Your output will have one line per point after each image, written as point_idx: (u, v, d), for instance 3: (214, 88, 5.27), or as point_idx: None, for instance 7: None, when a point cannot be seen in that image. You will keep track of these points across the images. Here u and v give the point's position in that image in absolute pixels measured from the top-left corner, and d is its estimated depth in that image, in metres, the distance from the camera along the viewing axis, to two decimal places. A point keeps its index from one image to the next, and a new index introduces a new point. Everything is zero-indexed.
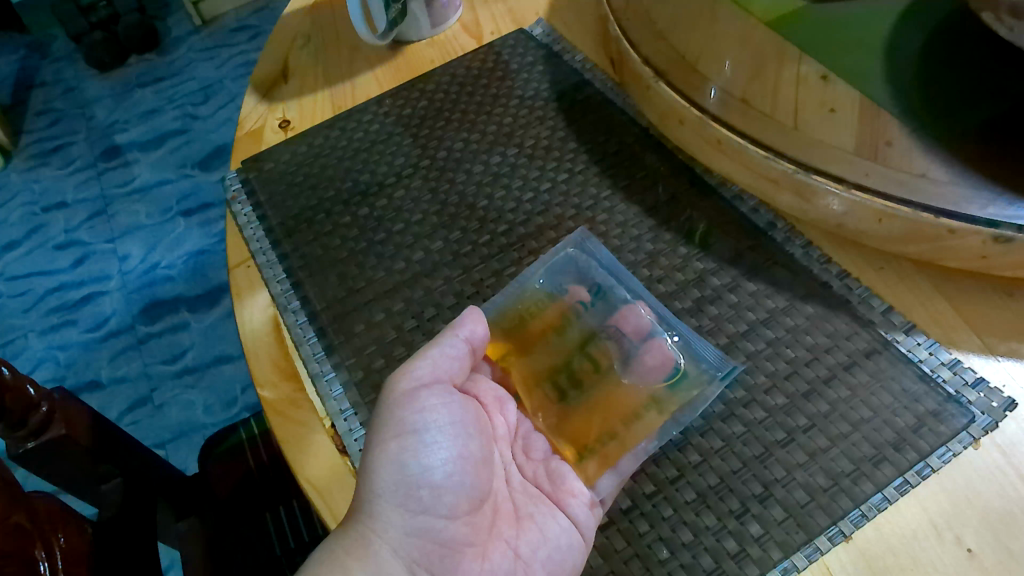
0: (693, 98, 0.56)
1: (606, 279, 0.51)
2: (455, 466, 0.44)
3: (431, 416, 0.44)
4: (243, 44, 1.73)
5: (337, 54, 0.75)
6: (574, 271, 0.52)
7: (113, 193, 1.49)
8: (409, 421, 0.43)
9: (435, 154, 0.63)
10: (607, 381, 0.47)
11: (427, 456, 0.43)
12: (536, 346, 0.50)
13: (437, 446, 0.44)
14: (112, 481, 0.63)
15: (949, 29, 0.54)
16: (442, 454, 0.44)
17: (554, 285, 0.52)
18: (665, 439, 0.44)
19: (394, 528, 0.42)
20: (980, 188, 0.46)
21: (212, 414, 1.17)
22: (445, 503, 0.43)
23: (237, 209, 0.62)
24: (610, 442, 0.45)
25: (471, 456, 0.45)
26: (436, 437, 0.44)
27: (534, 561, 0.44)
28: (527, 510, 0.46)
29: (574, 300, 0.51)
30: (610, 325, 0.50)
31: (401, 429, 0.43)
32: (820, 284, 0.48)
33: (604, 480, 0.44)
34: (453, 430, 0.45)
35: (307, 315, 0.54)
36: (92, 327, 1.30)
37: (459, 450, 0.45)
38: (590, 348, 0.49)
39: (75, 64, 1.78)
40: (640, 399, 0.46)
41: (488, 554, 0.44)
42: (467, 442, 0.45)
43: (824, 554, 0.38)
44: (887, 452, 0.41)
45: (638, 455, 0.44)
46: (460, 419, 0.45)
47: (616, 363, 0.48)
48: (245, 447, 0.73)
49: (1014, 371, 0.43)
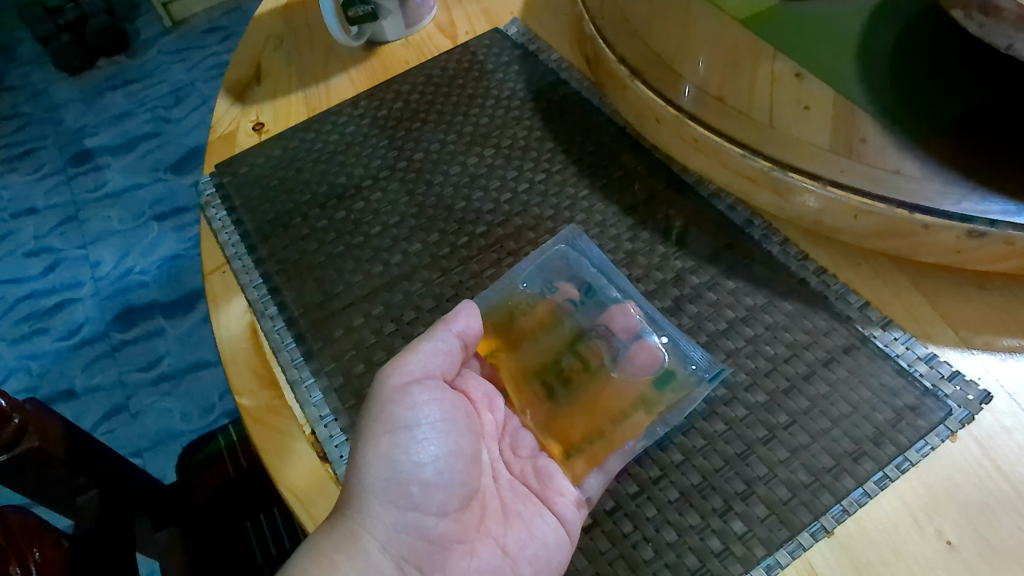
0: (668, 96, 0.57)
1: (596, 278, 0.51)
2: (446, 463, 0.44)
3: (423, 413, 0.44)
4: (214, 45, 1.71)
5: (311, 56, 0.74)
6: (565, 267, 0.52)
7: (84, 198, 1.47)
8: (400, 416, 0.43)
9: (412, 155, 0.62)
10: (596, 379, 0.47)
11: (418, 452, 0.43)
12: (525, 344, 0.50)
13: (429, 443, 0.43)
14: (88, 493, 0.61)
15: (920, 28, 0.54)
16: (433, 450, 0.43)
17: (544, 282, 0.51)
18: (655, 438, 0.44)
19: (385, 525, 0.42)
20: (953, 183, 0.46)
21: (190, 421, 1.16)
22: (435, 500, 0.43)
23: (211, 214, 0.61)
24: (597, 441, 0.45)
25: (462, 453, 0.45)
26: (427, 434, 0.44)
27: (521, 557, 0.44)
28: (514, 508, 0.46)
29: (563, 298, 0.51)
30: (599, 324, 0.49)
31: (393, 425, 0.43)
32: (797, 281, 0.49)
33: (591, 479, 0.44)
34: (444, 427, 0.44)
35: (285, 320, 0.53)
36: (65, 335, 1.27)
37: (450, 447, 0.44)
38: (578, 346, 0.49)
39: (42, 67, 1.75)
40: (628, 399, 0.46)
41: (477, 551, 0.44)
42: (458, 439, 0.45)
43: (807, 550, 0.39)
44: (867, 447, 0.41)
45: (626, 454, 0.44)
46: (452, 417, 0.45)
47: (606, 361, 0.48)
48: (223, 455, 0.72)
49: (989, 363, 0.43)
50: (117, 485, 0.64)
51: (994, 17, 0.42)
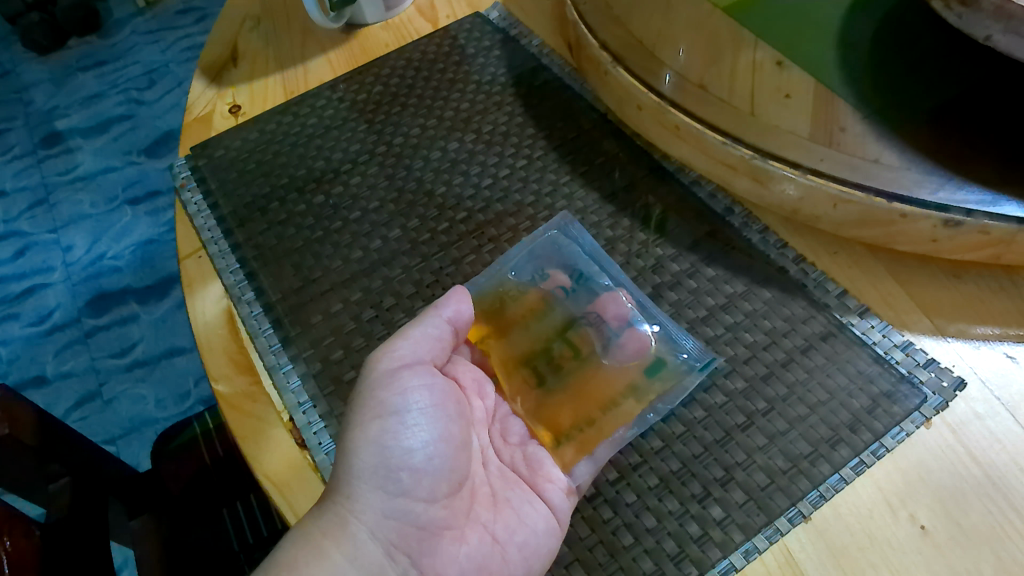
0: (648, 82, 0.56)
1: (588, 265, 0.51)
2: (436, 449, 0.43)
3: (413, 398, 0.43)
4: (188, 27, 1.68)
5: (289, 37, 0.73)
6: (557, 256, 0.52)
7: (56, 181, 1.44)
8: (391, 400, 0.43)
9: (391, 140, 0.62)
10: (587, 366, 0.47)
11: (408, 438, 0.43)
12: (515, 330, 0.49)
13: (419, 429, 0.43)
14: (61, 481, 0.59)
15: (898, 18, 0.55)
16: (423, 436, 0.43)
17: (535, 269, 0.51)
18: (644, 426, 0.44)
19: (373, 511, 0.41)
20: (931, 172, 0.46)
21: (164, 408, 1.14)
22: (425, 486, 0.43)
23: (187, 197, 0.60)
24: (587, 428, 0.45)
25: (451, 439, 0.44)
26: (417, 419, 0.43)
27: (510, 544, 0.43)
28: (504, 495, 0.46)
29: (554, 285, 0.51)
30: (590, 312, 0.49)
31: (382, 411, 0.42)
32: (777, 269, 0.49)
33: (580, 466, 0.44)
34: (434, 413, 0.44)
35: (262, 306, 0.52)
36: (36, 321, 1.25)
37: (440, 433, 0.44)
38: (569, 333, 0.48)
39: (10, 46, 1.70)
40: (617, 387, 0.46)
41: (466, 537, 0.43)
42: (448, 424, 0.45)
43: (783, 536, 0.39)
44: (843, 434, 0.42)
45: (616, 442, 0.43)
46: (442, 403, 0.45)
47: (597, 348, 0.47)
48: (198, 442, 0.72)
49: (963, 351, 0.44)
50: (89, 472, 0.62)
51: (973, 8, 0.42)
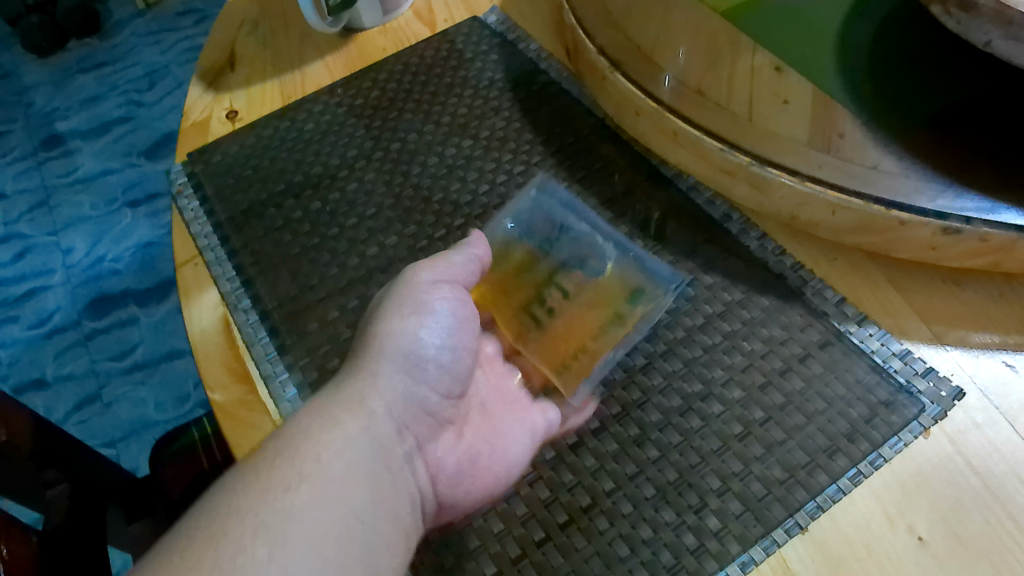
0: (646, 87, 0.56)
1: (569, 216, 0.54)
2: (456, 352, 0.46)
3: (444, 305, 0.46)
4: (188, 28, 1.68)
5: (286, 41, 0.73)
6: (542, 211, 0.54)
7: (55, 183, 1.44)
8: (413, 303, 0.45)
9: (389, 145, 0.61)
10: (577, 302, 0.50)
11: (434, 334, 0.45)
12: (510, 286, 0.52)
13: (444, 330, 0.45)
14: (59, 487, 0.59)
15: (897, 20, 0.55)
16: (446, 337, 0.45)
17: (524, 228, 0.54)
18: (630, 346, 0.47)
19: (391, 391, 0.42)
20: (930, 179, 0.46)
21: (164, 411, 1.14)
22: (439, 381, 0.44)
23: (183, 204, 0.60)
24: (582, 356, 0.48)
25: (467, 348, 0.47)
26: (444, 321, 0.45)
27: (496, 446, 0.45)
28: (495, 408, 0.48)
29: (542, 239, 0.53)
30: (576, 257, 0.52)
31: (417, 308, 0.45)
32: (775, 276, 0.49)
33: (580, 389, 0.46)
34: (459, 322, 0.46)
35: (259, 313, 0.52)
36: (36, 324, 1.25)
37: (460, 341, 0.46)
38: (559, 279, 0.51)
39: (11, 47, 1.70)
40: (603, 316, 0.49)
41: (460, 435, 0.46)
42: (467, 337, 0.47)
43: (781, 547, 0.39)
44: (841, 443, 0.41)
45: (607, 362, 0.47)
46: (466, 315, 0.47)
47: (584, 284, 0.51)
48: (198, 448, 0.71)
49: (962, 359, 0.44)
50: (87, 478, 0.62)
51: (973, 13, 0.42)
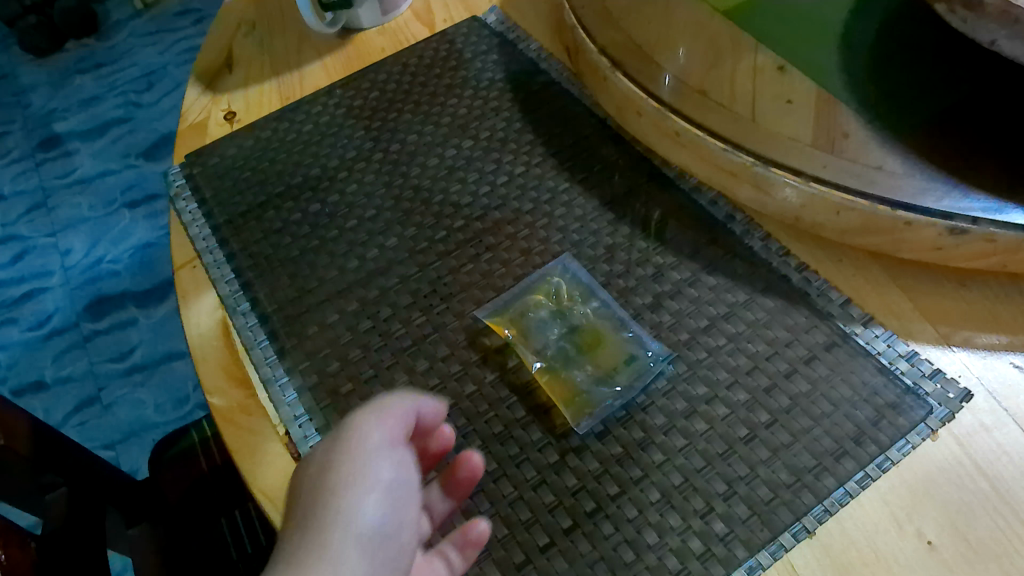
0: (647, 86, 0.56)
1: (600, 286, 0.50)
2: (394, 535, 0.35)
3: (380, 477, 0.35)
4: (186, 29, 1.67)
5: (285, 42, 0.72)
6: (576, 286, 0.50)
7: (53, 184, 1.43)
8: (348, 474, 0.34)
9: (388, 146, 0.61)
10: (597, 353, 0.47)
11: (371, 518, 0.34)
12: (538, 331, 0.48)
13: (382, 512, 0.34)
14: (57, 491, 0.58)
15: (899, 20, 0.54)
16: (385, 519, 0.34)
17: (554, 289, 0.50)
18: (643, 381, 0.45)
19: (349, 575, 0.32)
20: (935, 179, 0.46)
21: (163, 412, 1.14)
22: (388, 562, 0.34)
23: (181, 206, 0.59)
24: (581, 396, 0.45)
25: (409, 523, 0.36)
26: (382, 500, 0.35)
27: None
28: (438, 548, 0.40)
29: (573, 302, 0.50)
30: (608, 317, 0.49)
31: (348, 482, 0.34)
32: (779, 277, 0.48)
33: (584, 422, 0.44)
34: (399, 495, 0.36)
35: (258, 316, 0.52)
36: (34, 325, 1.25)
37: (403, 517, 0.36)
38: (584, 335, 0.48)
39: (9, 49, 1.70)
40: (615, 361, 0.46)
41: None
42: (414, 500, 0.37)
43: (788, 552, 0.38)
44: (847, 446, 0.41)
45: (606, 408, 0.44)
46: (406, 484, 0.36)
47: (610, 335, 0.48)
48: (196, 450, 0.72)
49: (969, 361, 0.43)
50: (85, 482, 0.62)
51: (978, 12, 0.41)
